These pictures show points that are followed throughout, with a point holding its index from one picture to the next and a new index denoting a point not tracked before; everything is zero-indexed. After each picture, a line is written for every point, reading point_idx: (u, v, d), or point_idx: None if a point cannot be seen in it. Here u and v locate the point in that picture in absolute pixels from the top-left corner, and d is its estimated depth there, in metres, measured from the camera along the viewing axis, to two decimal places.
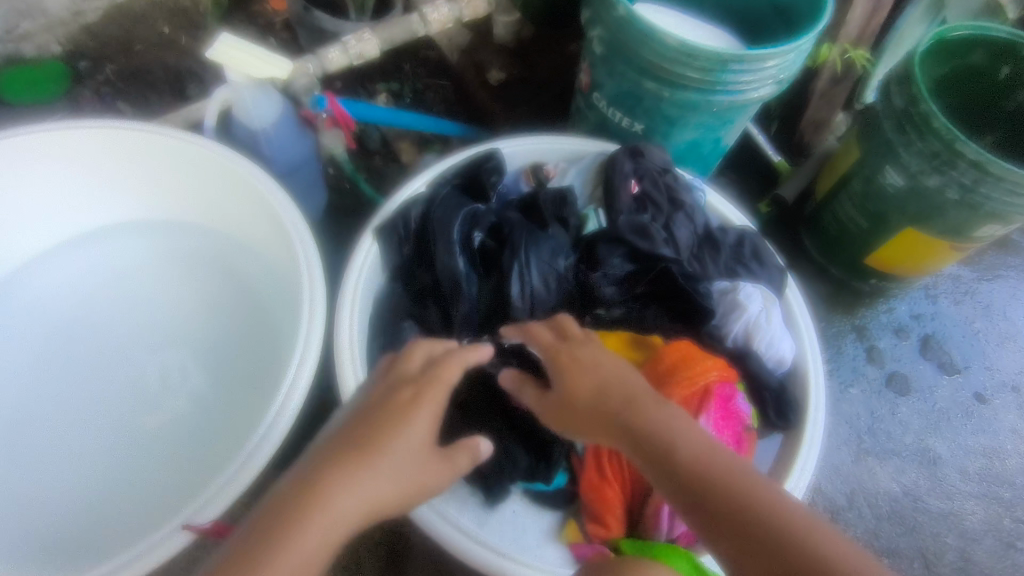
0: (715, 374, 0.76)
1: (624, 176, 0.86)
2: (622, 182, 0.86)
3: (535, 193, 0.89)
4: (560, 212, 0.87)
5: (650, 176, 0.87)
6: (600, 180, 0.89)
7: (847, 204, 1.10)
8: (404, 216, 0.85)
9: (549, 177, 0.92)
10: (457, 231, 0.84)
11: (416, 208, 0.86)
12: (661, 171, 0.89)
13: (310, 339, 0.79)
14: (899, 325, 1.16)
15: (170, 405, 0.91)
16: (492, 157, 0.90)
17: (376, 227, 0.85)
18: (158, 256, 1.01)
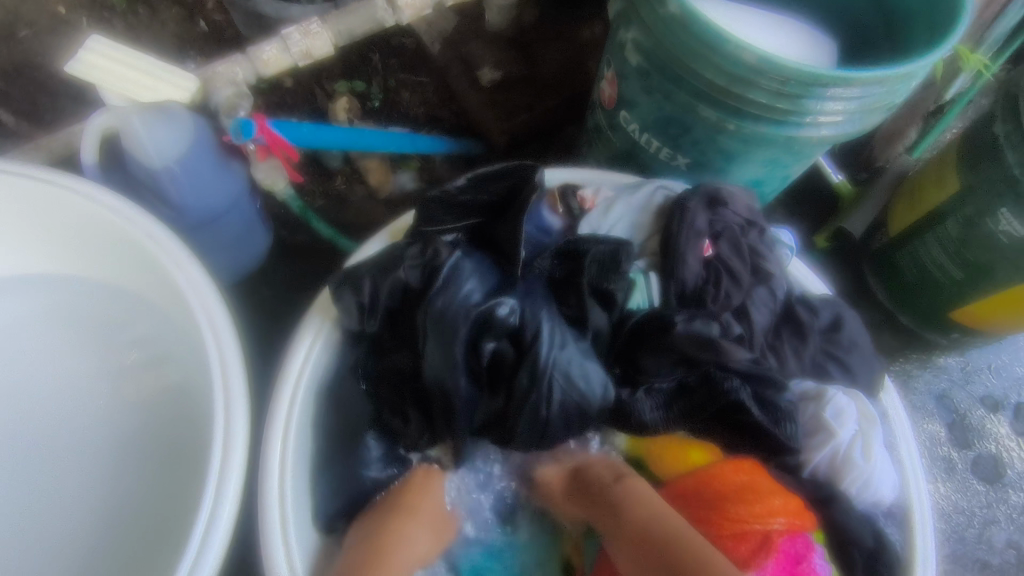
0: (782, 522, 0.56)
1: (695, 234, 0.63)
2: (691, 242, 0.62)
3: (578, 241, 0.63)
4: (604, 281, 0.61)
5: (730, 235, 0.65)
6: (659, 229, 0.66)
7: (934, 246, 0.87)
8: (389, 270, 0.60)
9: (586, 208, 0.67)
10: (463, 322, 0.57)
11: (412, 259, 0.60)
12: (743, 227, 0.65)
13: (223, 484, 0.55)
14: (987, 392, 0.95)
15: (46, 544, 0.66)
16: (532, 184, 0.62)
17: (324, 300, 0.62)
18: (42, 324, 0.74)
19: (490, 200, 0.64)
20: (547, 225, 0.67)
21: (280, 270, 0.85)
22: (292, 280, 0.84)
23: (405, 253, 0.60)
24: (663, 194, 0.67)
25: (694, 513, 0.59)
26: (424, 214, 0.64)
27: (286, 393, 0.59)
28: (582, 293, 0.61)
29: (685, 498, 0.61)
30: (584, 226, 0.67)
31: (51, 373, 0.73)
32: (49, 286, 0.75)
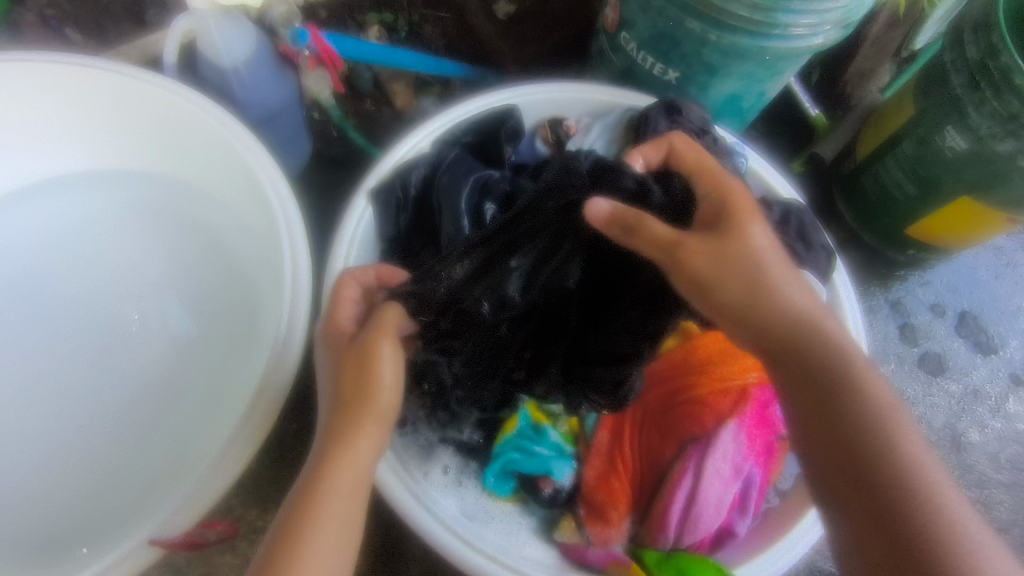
0: (755, 376, 0.68)
1: (658, 136, 0.74)
2: (654, 141, 0.74)
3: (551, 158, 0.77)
4: None
5: (687, 135, 0.75)
6: (630, 140, 0.78)
7: (893, 168, 0.99)
8: (405, 178, 0.74)
9: (569, 134, 0.80)
10: (465, 201, 0.73)
11: (420, 171, 0.75)
12: (700, 131, 0.76)
13: (294, 318, 0.68)
14: (936, 300, 1.08)
15: (140, 386, 0.80)
16: (510, 115, 0.78)
17: (371, 185, 0.74)
18: (123, 212, 0.87)
19: (482, 139, 0.79)
20: (536, 153, 0.83)
21: (318, 177, 0.96)
22: (329, 184, 0.95)
23: (414, 169, 0.75)
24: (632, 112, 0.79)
25: (679, 379, 0.70)
26: (439, 150, 0.77)
27: (337, 254, 0.71)
28: None
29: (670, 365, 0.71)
30: (570, 146, 0.79)
31: (135, 253, 0.86)
32: (128, 180, 0.87)
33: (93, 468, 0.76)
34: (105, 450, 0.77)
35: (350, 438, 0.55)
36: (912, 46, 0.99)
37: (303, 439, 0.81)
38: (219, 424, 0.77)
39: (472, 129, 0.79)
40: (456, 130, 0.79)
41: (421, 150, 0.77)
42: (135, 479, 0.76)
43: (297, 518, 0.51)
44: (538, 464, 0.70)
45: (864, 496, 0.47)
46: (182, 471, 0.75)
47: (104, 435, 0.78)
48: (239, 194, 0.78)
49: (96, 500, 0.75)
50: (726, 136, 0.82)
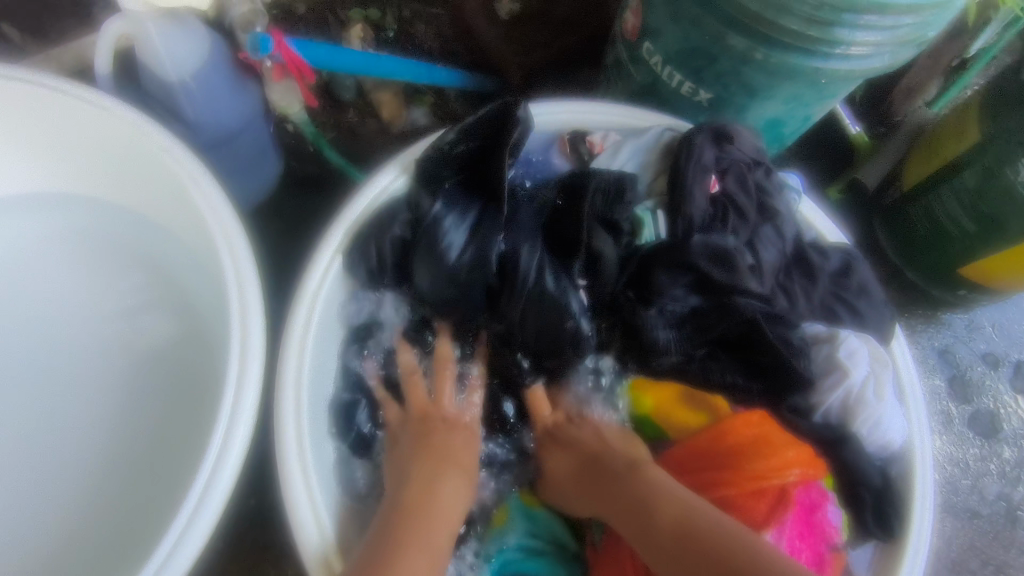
0: (797, 474, 0.55)
1: (703, 168, 0.62)
2: (697, 176, 0.61)
3: (584, 172, 0.63)
4: (609, 212, 0.62)
5: (736, 170, 0.64)
6: (667, 168, 0.65)
7: (951, 201, 0.86)
8: (380, 233, 0.62)
9: (594, 152, 0.67)
10: (453, 252, 0.60)
11: (398, 223, 0.62)
12: (751, 164, 0.64)
13: (242, 392, 0.55)
14: (989, 348, 0.96)
15: (77, 455, 0.68)
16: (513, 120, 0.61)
17: (340, 237, 0.62)
18: (65, 245, 0.75)
19: (481, 147, 0.63)
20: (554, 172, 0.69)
21: (289, 201, 0.84)
22: (301, 210, 0.83)
23: (393, 221, 0.62)
24: (671, 134, 0.66)
25: (708, 473, 0.58)
26: (422, 171, 0.63)
27: (302, 309, 0.59)
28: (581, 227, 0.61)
29: (691, 450, 0.60)
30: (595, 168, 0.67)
31: (79, 293, 0.74)
32: (70, 207, 0.75)
33: (17, 555, 0.65)
34: (31, 533, 0.65)
35: (436, 486, 0.57)
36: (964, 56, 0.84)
37: None
38: (166, 507, 0.65)
39: (466, 134, 0.62)
40: (443, 137, 0.62)
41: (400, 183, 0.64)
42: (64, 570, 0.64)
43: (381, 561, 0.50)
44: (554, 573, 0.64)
45: None
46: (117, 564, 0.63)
47: (32, 514, 0.66)
48: (189, 230, 0.66)
49: None
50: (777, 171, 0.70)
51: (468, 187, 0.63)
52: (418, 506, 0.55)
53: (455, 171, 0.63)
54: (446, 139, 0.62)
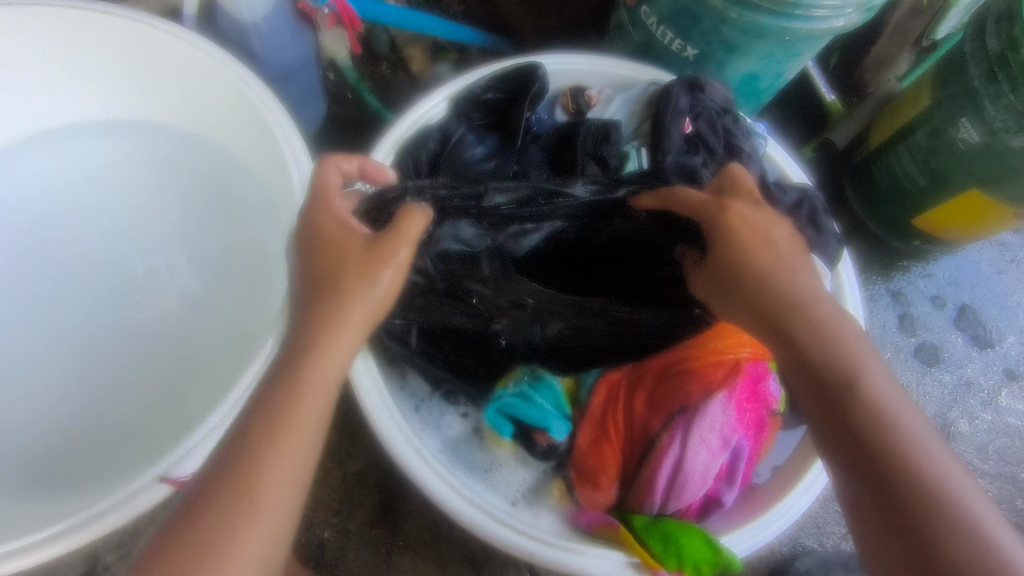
0: (748, 351, 0.67)
1: (679, 112, 0.75)
2: (674, 118, 0.74)
3: (577, 121, 0.77)
4: (600, 150, 0.75)
5: (707, 115, 0.76)
6: (649, 114, 0.78)
7: (905, 158, 0.98)
8: (417, 151, 0.76)
9: (591, 104, 0.81)
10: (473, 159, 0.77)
11: (432, 141, 0.76)
12: (720, 112, 0.77)
13: None
14: (936, 292, 1.09)
15: (155, 334, 0.82)
16: (535, 75, 0.77)
17: (389, 147, 0.75)
18: (142, 165, 0.88)
19: (506, 98, 0.79)
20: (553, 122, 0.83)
21: (330, 137, 0.97)
22: (341, 145, 0.96)
23: (427, 138, 0.76)
24: (655, 87, 0.79)
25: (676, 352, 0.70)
26: (458, 109, 0.78)
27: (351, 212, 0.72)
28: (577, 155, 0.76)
29: None
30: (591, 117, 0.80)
31: (154, 206, 0.88)
32: (147, 132, 0.88)
33: (107, 409, 0.78)
34: (117, 393, 0.79)
35: (340, 308, 0.56)
36: (932, 36, 0.95)
37: None
38: (228, 376, 0.77)
39: (496, 84, 0.78)
40: (477, 84, 0.78)
41: (432, 117, 0.78)
42: (144, 424, 0.77)
43: (267, 421, 0.51)
44: (539, 416, 0.71)
45: (883, 479, 0.48)
46: (189, 416, 0.76)
47: (120, 377, 0.80)
48: (254, 150, 0.79)
49: (109, 438, 0.76)
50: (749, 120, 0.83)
51: (488, 128, 0.80)
52: (304, 367, 0.54)
53: (482, 112, 0.79)
54: (476, 87, 0.78)
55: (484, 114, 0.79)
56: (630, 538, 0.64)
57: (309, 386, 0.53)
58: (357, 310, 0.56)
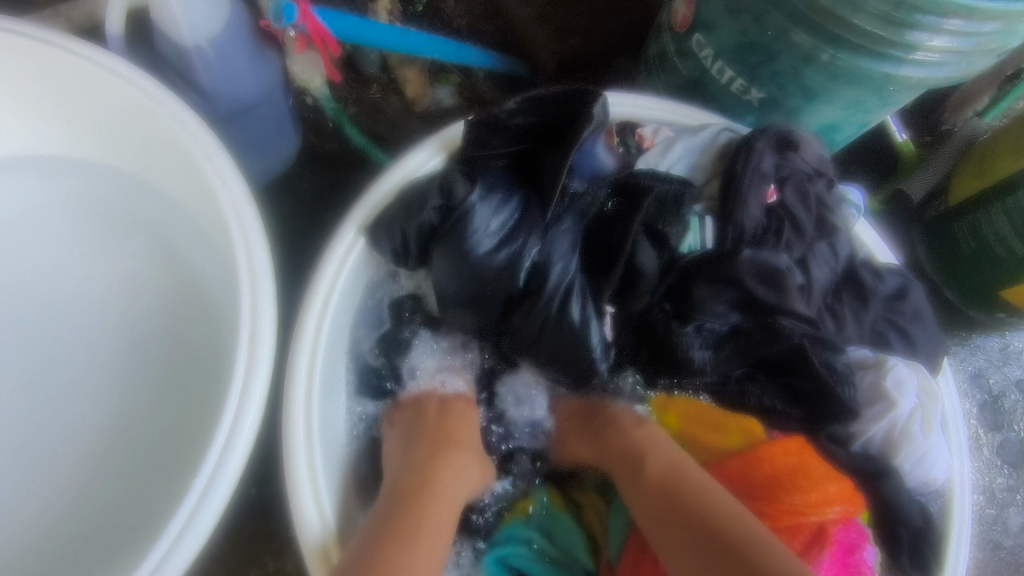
0: (838, 511, 0.50)
1: (761, 177, 0.58)
2: (756, 183, 0.58)
3: (640, 176, 0.59)
4: (660, 221, 0.58)
5: (797, 181, 0.60)
6: (722, 172, 0.62)
7: (1000, 220, 0.81)
8: (405, 220, 0.56)
9: (642, 143, 0.63)
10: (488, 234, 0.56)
11: (430, 210, 0.56)
12: (812, 176, 0.61)
13: (250, 386, 0.51)
14: (1022, 375, 0.92)
15: (75, 434, 0.65)
16: (587, 103, 0.55)
17: (362, 219, 0.57)
18: (74, 217, 0.72)
19: (543, 124, 0.58)
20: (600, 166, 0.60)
21: (305, 179, 0.80)
22: (318, 188, 0.80)
23: (425, 198, 0.55)
24: (730, 135, 0.62)
25: (741, 504, 0.53)
26: (470, 137, 0.58)
27: (316, 302, 0.55)
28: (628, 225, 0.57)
29: (727, 473, 0.55)
30: (641, 165, 0.63)
31: (83, 267, 0.71)
32: (80, 174, 0.72)
33: (11, 533, 0.62)
34: (24, 512, 0.63)
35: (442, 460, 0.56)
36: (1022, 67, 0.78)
37: (261, 510, 0.66)
38: (165, 495, 0.61)
39: (529, 105, 0.57)
40: (502, 105, 0.58)
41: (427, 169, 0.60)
42: (54, 556, 0.61)
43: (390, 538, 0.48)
44: None
45: None
46: (111, 549, 0.60)
47: (30, 491, 0.63)
48: (199, 209, 0.62)
49: (13, 574, 0.60)
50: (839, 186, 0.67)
51: (508, 167, 0.60)
52: (427, 494, 0.53)
53: (507, 139, 0.58)
54: (503, 107, 0.58)
55: (507, 142, 0.58)
56: None
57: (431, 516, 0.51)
58: (466, 457, 0.58)
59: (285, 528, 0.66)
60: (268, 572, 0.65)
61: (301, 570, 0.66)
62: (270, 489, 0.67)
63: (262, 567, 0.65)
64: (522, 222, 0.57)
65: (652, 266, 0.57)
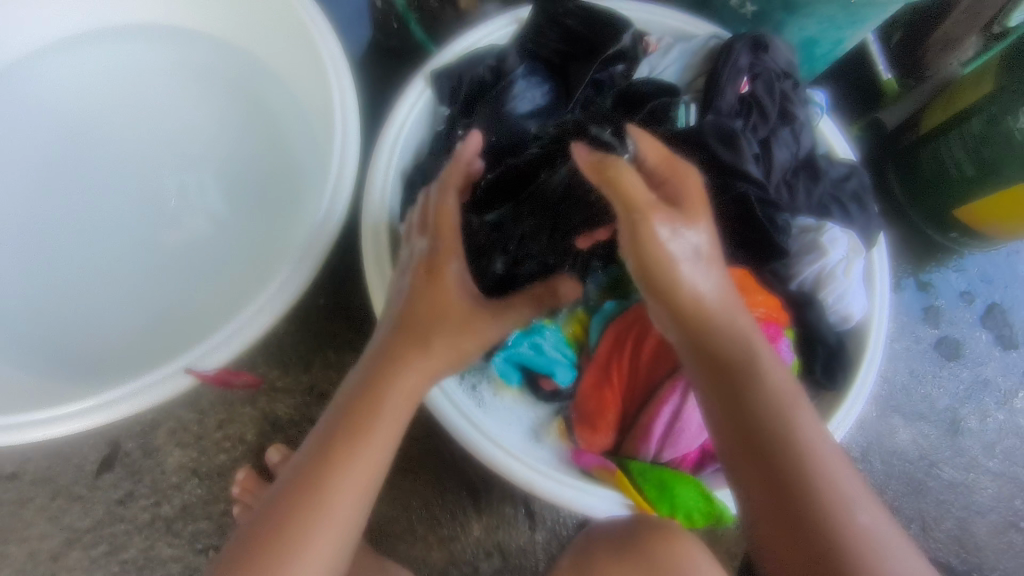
0: (761, 311, 0.68)
1: (738, 71, 0.72)
2: (732, 77, 0.72)
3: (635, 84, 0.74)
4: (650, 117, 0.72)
5: (766, 77, 0.74)
6: (706, 70, 0.75)
7: (956, 144, 0.93)
8: (466, 71, 0.74)
9: (648, 49, 0.77)
10: (519, 108, 0.72)
11: (483, 68, 0.73)
12: (780, 76, 0.75)
13: (337, 191, 0.68)
14: (968, 287, 1.06)
15: (178, 240, 0.82)
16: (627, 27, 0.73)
17: (429, 71, 0.75)
18: (185, 76, 0.88)
19: (586, 36, 0.74)
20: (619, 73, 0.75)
21: (372, 66, 0.97)
22: (385, 77, 0.97)
23: (484, 57, 0.74)
24: (717, 42, 0.76)
25: None
26: (524, 37, 0.75)
27: (389, 130, 0.72)
28: (634, 111, 0.73)
29: None
30: (644, 64, 0.76)
31: (190, 114, 0.88)
32: (190, 42, 0.88)
33: (129, 307, 0.78)
34: (141, 291, 0.79)
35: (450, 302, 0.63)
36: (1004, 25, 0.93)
37: (327, 314, 0.84)
38: (250, 287, 0.77)
39: (581, 13, 0.73)
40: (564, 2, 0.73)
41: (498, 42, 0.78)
42: (165, 323, 0.77)
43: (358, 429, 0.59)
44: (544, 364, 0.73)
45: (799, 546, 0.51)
46: (208, 322, 0.77)
47: (144, 279, 0.80)
48: (296, 64, 0.79)
49: (130, 335, 0.77)
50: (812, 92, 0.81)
51: (546, 70, 0.75)
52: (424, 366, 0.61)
53: (557, 35, 0.74)
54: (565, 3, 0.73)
55: (556, 39, 0.74)
56: (625, 480, 0.65)
57: (372, 430, 0.59)
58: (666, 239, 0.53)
59: (346, 330, 0.84)
60: (331, 360, 0.83)
61: (356, 364, 0.84)
62: (334, 299, 0.84)
63: (325, 357, 0.83)
64: (554, 97, 0.75)
65: None
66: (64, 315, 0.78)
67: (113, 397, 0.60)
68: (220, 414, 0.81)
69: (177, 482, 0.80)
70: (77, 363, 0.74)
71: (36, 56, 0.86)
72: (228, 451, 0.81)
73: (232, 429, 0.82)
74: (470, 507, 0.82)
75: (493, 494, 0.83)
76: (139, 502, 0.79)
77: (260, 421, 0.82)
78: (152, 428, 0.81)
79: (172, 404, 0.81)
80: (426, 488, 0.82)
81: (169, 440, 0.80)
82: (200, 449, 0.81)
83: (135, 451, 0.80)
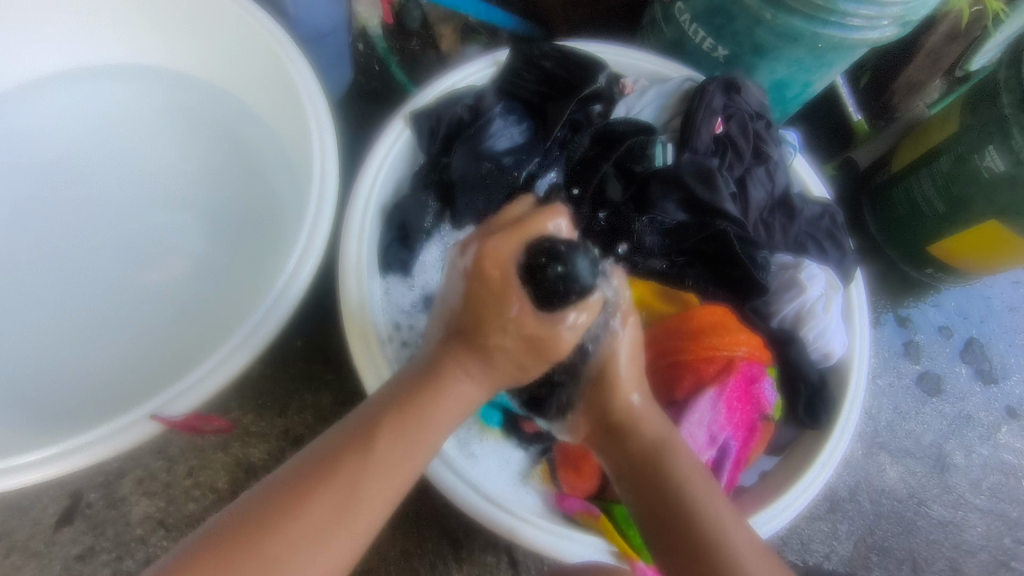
0: (745, 350, 0.66)
1: (711, 111, 0.74)
2: (706, 117, 0.73)
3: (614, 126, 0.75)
4: (626, 160, 0.73)
5: (739, 118, 0.75)
6: (681, 111, 0.76)
7: (926, 182, 0.95)
8: (442, 110, 0.74)
9: (625, 92, 0.79)
10: (499, 146, 0.73)
11: (461, 107, 0.74)
12: (753, 116, 0.76)
13: (315, 233, 0.67)
14: (946, 322, 1.07)
15: (152, 282, 0.80)
16: (599, 66, 0.75)
17: (407, 111, 0.74)
18: (165, 116, 0.88)
19: (564, 78, 0.76)
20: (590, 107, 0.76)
21: (354, 107, 0.98)
22: (367, 117, 0.97)
23: (461, 97, 0.75)
24: (690, 84, 0.78)
25: (671, 345, 0.68)
26: (502, 79, 0.77)
27: (370, 165, 0.72)
28: (613, 152, 0.74)
29: (661, 331, 0.70)
30: (621, 105, 0.77)
31: (168, 155, 0.87)
32: (169, 81, 0.88)
33: (98, 351, 0.76)
34: (110, 334, 0.77)
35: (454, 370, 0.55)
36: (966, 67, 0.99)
37: (304, 354, 0.82)
38: (226, 327, 0.76)
39: (557, 55, 0.76)
40: (539, 46, 0.76)
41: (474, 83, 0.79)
42: (134, 368, 0.75)
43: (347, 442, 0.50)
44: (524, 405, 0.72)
45: None
46: (180, 366, 0.74)
47: (115, 321, 0.78)
48: (275, 105, 0.79)
49: (97, 381, 0.74)
50: (783, 132, 0.83)
51: (525, 110, 0.77)
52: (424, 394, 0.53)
53: (535, 76, 0.76)
54: (540, 46, 0.76)
55: (534, 81, 0.76)
56: (610, 527, 0.64)
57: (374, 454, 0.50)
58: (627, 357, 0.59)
59: (322, 371, 0.82)
60: (307, 403, 0.81)
61: (332, 407, 0.81)
62: (312, 339, 0.83)
63: (302, 399, 0.81)
64: (535, 134, 0.76)
65: (617, 195, 0.74)
66: (28, 359, 0.75)
67: (71, 445, 0.58)
68: (189, 461, 0.78)
69: (142, 535, 0.76)
70: (39, 410, 0.71)
71: (9, 98, 0.85)
72: (197, 500, 0.78)
73: (202, 477, 0.78)
74: (450, 555, 0.79)
75: (474, 541, 0.80)
76: (100, 557, 0.75)
77: (231, 467, 0.79)
78: (117, 476, 0.77)
79: (140, 451, 0.77)
80: (406, 537, 0.79)
81: (135, 489, 0.77)
82: (167, 498, 0.77)
83: (98, 502, 0.76)
